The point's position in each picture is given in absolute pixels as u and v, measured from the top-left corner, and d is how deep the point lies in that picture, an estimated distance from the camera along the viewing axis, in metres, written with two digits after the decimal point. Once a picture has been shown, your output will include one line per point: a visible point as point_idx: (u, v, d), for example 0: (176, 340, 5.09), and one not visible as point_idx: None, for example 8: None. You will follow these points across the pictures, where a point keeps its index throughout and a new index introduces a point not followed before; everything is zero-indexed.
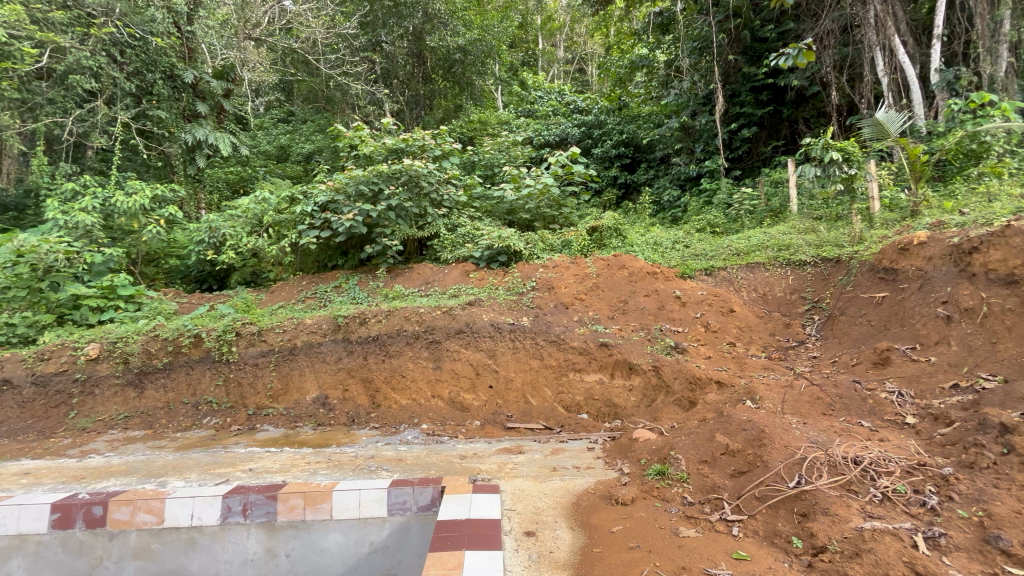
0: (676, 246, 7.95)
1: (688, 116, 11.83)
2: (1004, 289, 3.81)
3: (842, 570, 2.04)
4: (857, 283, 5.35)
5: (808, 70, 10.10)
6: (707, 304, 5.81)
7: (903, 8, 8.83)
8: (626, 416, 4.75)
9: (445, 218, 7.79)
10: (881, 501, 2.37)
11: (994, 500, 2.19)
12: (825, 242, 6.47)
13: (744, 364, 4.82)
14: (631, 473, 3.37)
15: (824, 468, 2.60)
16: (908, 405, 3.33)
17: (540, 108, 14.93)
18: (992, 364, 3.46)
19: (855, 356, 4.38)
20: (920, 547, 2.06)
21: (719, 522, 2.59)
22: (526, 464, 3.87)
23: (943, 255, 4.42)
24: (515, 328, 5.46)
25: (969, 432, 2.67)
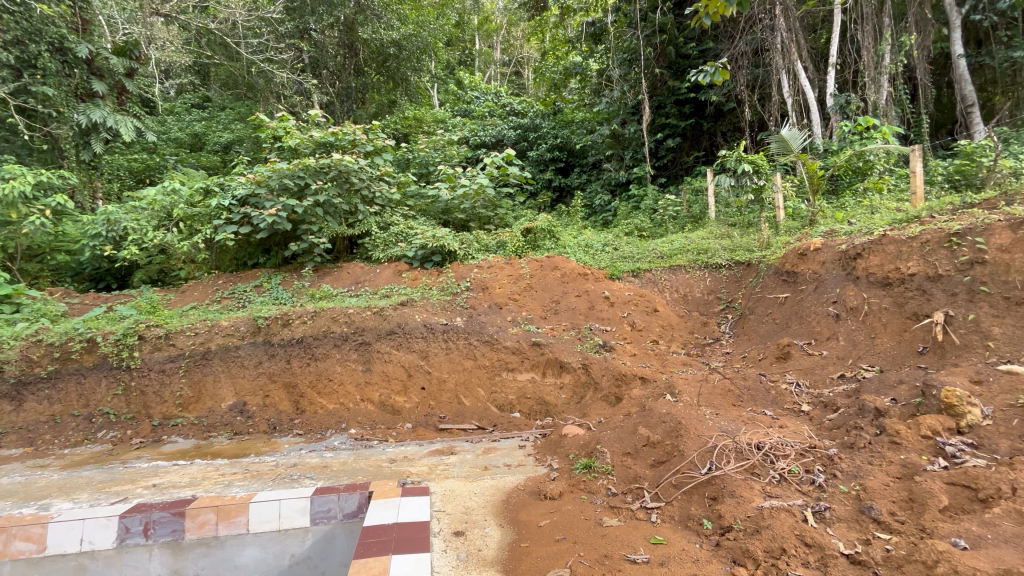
0: (605, 249, 8.32)
1: (619, 124, 12.30)
2: (882, 290, 4.26)
3: (743, 546, 2.23)
4: (765, 285, 5.86)
5: (725, 88, 10.91)
6: (633, 304, 6.12)
7: (805, 36, 9.73)
8: (557, 413, 4.87)
9: (377, 217, 7.60)
10: (779, 482, 2.61)
11: (869, 474, 2.47)
12: (738, 247, 7.03)
13: (666, 360, 5.11)
14: (559, 468, 3.48)
15: (731, 454, 2.82)
16: (804, 395, 3.71)
17: (476, 109, 15.00)
18: (871, 356, 3.91)
19: (761, 352, 4.79)
20: (809, 520, 2.29)
21: (640, 510, 2.75)
22: (457, 465, 3.86)
23: (834, 259, 4.93)
24: (448, 329, 5.41)
25: (851, 416, 3.01)
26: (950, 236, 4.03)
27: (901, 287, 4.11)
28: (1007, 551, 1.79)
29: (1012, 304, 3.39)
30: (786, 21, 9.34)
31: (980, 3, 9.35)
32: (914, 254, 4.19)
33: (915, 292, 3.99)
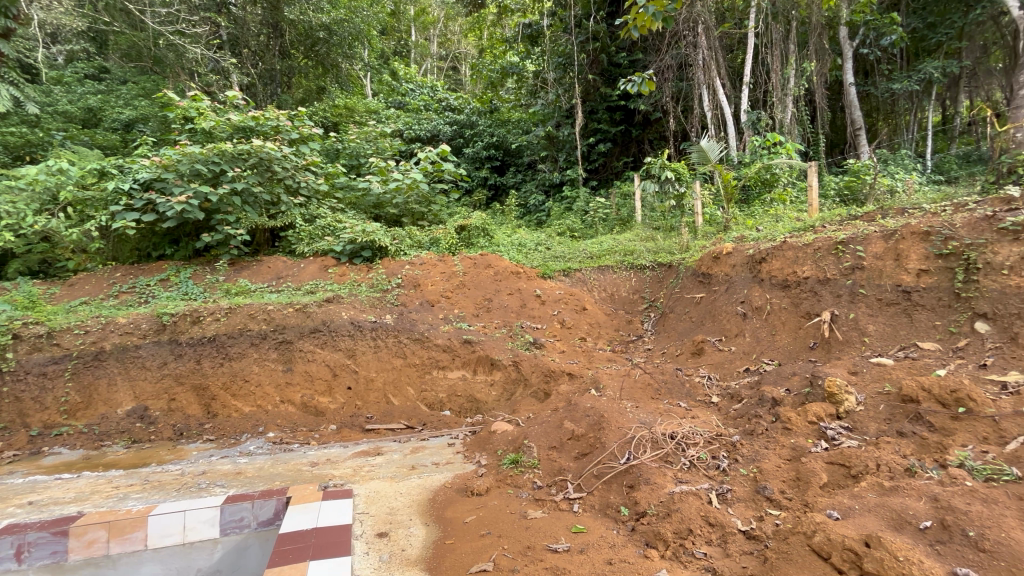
0: (538, 248, 8.51)
1: (553, 126, 12.58)
2: (781, 291, 4.63)
3: (655, 530, 2.39)
4: (683, 286, 6.26)
5: (652, 98, 11.49)
6: (563, 303, 6.30)
7: (724, 55, 10.45)
8: (487, 410, 4.91)
9: (302, 208, 7.23)
10: (689, 468, 2.82)
11: (764, 458, 2.73)
12: (661, 249, 7.43)
13: (592, 356, 5.33)
14: (487, 464, 3.52)
15: (648, 444, 3.00)
16: (714, 387, 4.02)
17: (411, 102, 14.74)
18: (771, 351, 4.28)
19: (678, 348, 5.13)
20: (713, 502, 2.49)
21: (563, 501, 2.86)
22: (383, 466, 3.78)
23: (742, 262, 5.34)
24: (376, 327, 5.26)
25: (752, 406, 3.31)
26: (836, 244, 4.39)
27: (797, 289, 4.48)
28: (869, 519, 1.97)
29: (884, 306, 3.81)
30: (707, 40, 9.98)
31: (868, 38, 10.48)
32: (808, 259, 4.55)
33: (808, 293, 4.37)
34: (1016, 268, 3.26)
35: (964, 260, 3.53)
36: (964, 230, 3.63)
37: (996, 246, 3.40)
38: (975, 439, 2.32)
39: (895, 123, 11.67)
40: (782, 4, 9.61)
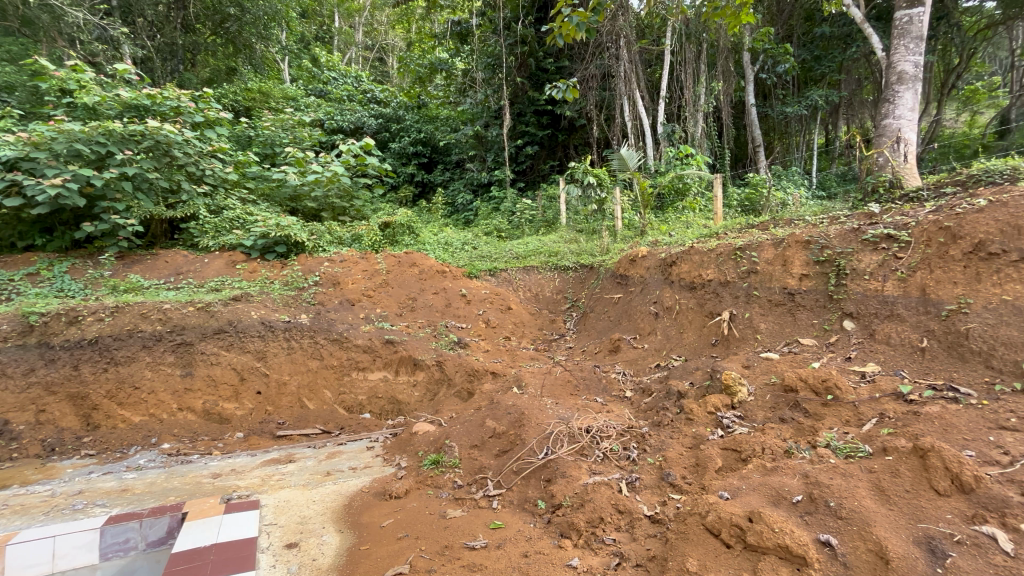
0: (464, 247, 8.52)
1: (482, 126, 12.68)
2: (688, 292, 4.99)
3: (569, 520, 2.51)
4: (603, 286, 6.55)
5: (577, 105, 11.87)
6: (489, 302, 6.36)
7: (643, 69, 11.06)
8: (409, 411, 4.81)
9: (206, 198, 6.64)
10: (602, 459, 2.97)
11: (669, 447, 2.95)
12: (583, 251, 7.71)
13: (516, 355, 5.42)
14: (407, 467, 3.48)
15: (565, 439, 3.12)
16: (627, 381, 4.27)
17: (333, 91, 14.06)
18: (678, 348, 4.61)
19: (597, 347, 5.39)
20: (622, 490, 2.65)
21: (482, 498, 2.91)
22: (295, 473, 3.59)
23: (655, 265, 5.68)
24: (290, 327, 4.97)
25: (660, 399, 3.57)
26: (735, 250, 4.70)
27: (702, 290, 4.83)
28: (753, 497, 2.20)
29: (773, 306, 4.11)
30: (628, 53, 10.50)
31: (766, 65, 11.60)
32: (711, 263, 4.88)
33: (711, 294, 4.71)
34: (875, 274, 3.56)
35: (835, 267, 3.82)
36: (836, 240, 3.93)
37: (860, 254, 3.71)
38: (839, 422, 2.65)
39: (788, 142, 13.02)
40: (694, 26, 10.34)
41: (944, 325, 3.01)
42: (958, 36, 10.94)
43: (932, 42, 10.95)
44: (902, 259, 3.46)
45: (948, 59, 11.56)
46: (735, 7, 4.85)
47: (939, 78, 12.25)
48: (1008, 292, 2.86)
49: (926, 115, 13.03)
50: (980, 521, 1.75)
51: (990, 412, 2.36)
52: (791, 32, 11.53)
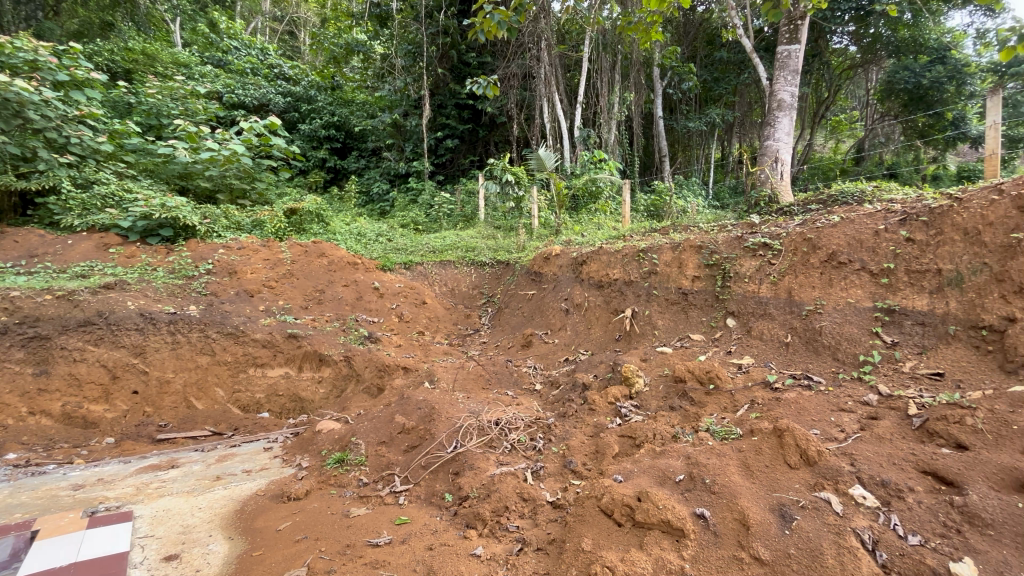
0: (378, 239, 8.30)
1: (401, 114, 12.42)
2: (596, 290, 5.26)
3: (474, 510, 2.57)
4: (518, 282, 6.68)
5: (498, 102, 11.99)
6: (403, 296, 6.24)
7: (563, 73, 11.40)
8: (313, 409, 4.57)
9: (71, 170, 5.77)
10: (510, 450, 3.06)
11: (572, 436, 3.12)
12: (500, 248, 7.74)
13: (429, 350, 5.31)
14: (309, 466, 3.34)
15: (474, 432, 3.17)
16: (537, 375, 4.43)
17: (234, 61, 12.84)
18: (586, 343, 4.87)
19: (510, 341, 5.52)
20: (527, 479, 2.77)
21: (388, 495, 2.89)
22: (178, 480, 3.27)
23: (567, 264, 5.89)
24: (175, 319, 4.48)
25: (567, 392, 3.76)
26: (639, 252, 4.98)
27: (609, 288, 5.10)
28: (642, 478, 2.41)
29: (669, 304, 4.46)
30: (548, 56, 10.76)
31: (673, 81, 12.53)
32: (617, 263, 5.16)
33: (616, 292, 4.99)
34: (753, 277, 3.98)
35: (722, 270, 4.21)
36: (723, 246, 4.31)
37: (742, 259, 4.12)
38: (718, 408, 2.96)
39: (690, 155, 13.99)
40: (611, 37, 10.85)
41: (804, 322, 3.47)
42: (828, 73, 12.64)
43: (808, 75, 12.51)
44: (775, 264, 3.89)
45: (819, 92, 13.27)
46: (646, 24, 5.19)
47: (812, 108, 14.01)
48: (851, 296, 3.37)
49: (802, 139, 14.85)
50: (819, 488, 2.06)
51: (834, 397, 2.78)
52: (695, 53, 12.54)
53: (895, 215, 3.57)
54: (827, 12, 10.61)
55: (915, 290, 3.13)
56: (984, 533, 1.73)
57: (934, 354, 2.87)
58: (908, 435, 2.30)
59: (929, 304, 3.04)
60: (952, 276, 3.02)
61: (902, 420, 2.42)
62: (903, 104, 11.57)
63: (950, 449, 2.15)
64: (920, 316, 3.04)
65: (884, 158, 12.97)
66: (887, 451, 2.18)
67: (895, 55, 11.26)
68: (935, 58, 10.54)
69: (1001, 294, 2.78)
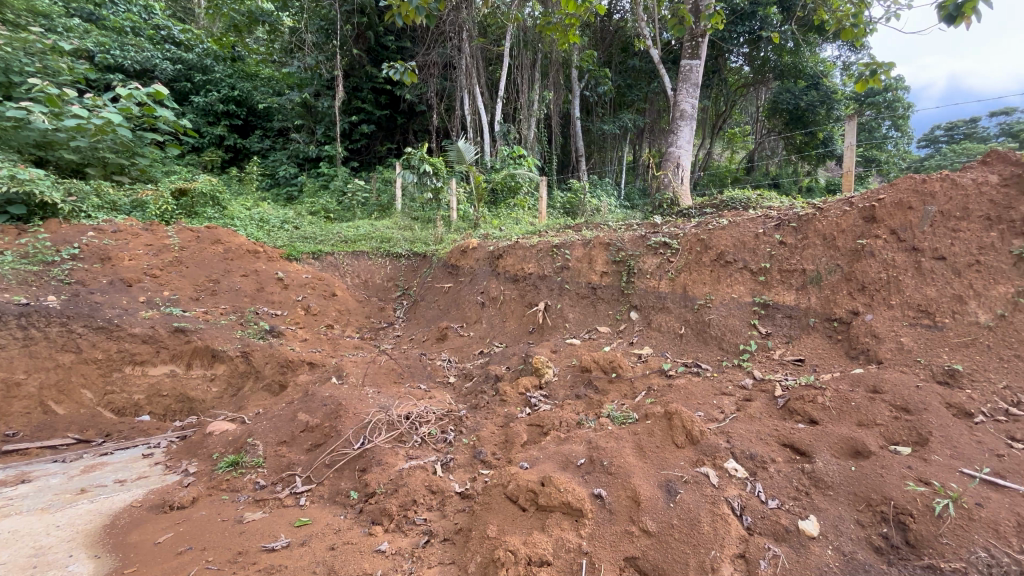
0: (283, 226, 7.78)
1: (311, 94, 11.72)
2: (510, 284, 5.31)
3: (382, 506, 2.54)
4: (434, 275, 6.57)
5: (417, 89, 11.71)
6: (310, 288, 5.90)
7: (484, 66, 11.33)
8: (204, 410, 4.17)
9: None
10: (420, 444, 3.05)
11: (482, 427, 3.17)
12: (417, 240, 7.56)
13: (338, 344, 5.06)
14: (197, 472, 3.08)
15: (383, 427, 3.12)
16: (451, 368, 4.40)
17: (109, 17, 11.16)
18: (500, 335, 4.95)
19: (424, 335, 5.46)
20: (436, 471, 2.78)
21: (288, 497, 2.77)
22: (31, 496, 2.84)
23: (483, 257, 5.89)
24: (27, 312, 3.91)
25: (479, 383, 3.80)
26: (552, 247, 5.10)
27: (523, 282, 5.19)
28: (547, 464, 2.52)
29: (580, 298, 4.64)
30: (469, 47, 10.68)
31: (589, 84, 13.03)
32: (532, 258, 5.25)
33: (531, 286, 5.09)
34: (654, 274, 4.25)
35: (627, 267, 4.44)
36: (629, 244, 4.55)
37: (645, 257, 4.37)
38: (619, 395, 3.17)
39: (604, 156, 14.63)
40: (532, 35, 11.01)
41: (695, 315, 3.81)
42: (726, 89, 13.89)
43: (709, 89, 13.65)
44: (673, 263, 4.17)
45: (718, 106, 14.52)
46: (564, 27, 5.37)
47: (711, 121, 15.31)
48: (735, 291, 3.73)
49: (702, 148, 16.18)
50: (700, 464, 2.29)
51: (718, 382, 3.10)
52: (610, 59, 13.13)
53: (772, 220, 3.99)
54: (725, 33, 11.64)
55: (785, 287, 3.56)
56: (826, 493, 2.02)
57: (798, 342, 3.30)
58: (774, 413, 2.63)
59: (795, 299, 3.47)
60: (814, 275, 3.47)
61: (770, 400, 2.76)
62: (785, 122, 13.07)
63: (805, 425, 2.49)
64: (787, 309, 3.47)
65: (769, 169, 14.55)
66: (756, 428, 2.48)
67: (779, 78, 12.63)
68: (811, 83, 12.01)
69: (849, 291, 3.26)
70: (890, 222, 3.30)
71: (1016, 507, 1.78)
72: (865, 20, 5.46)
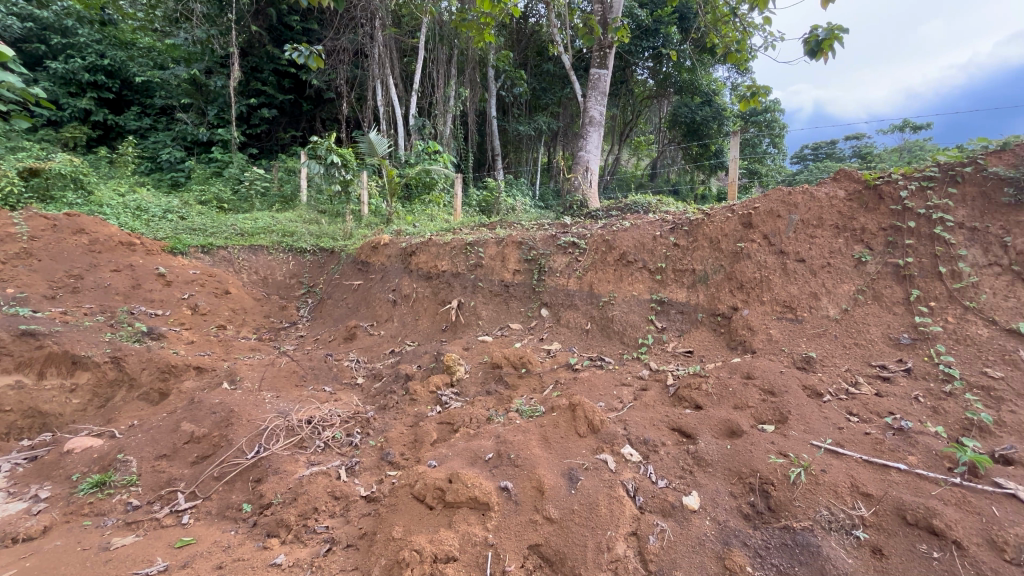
0: (166, 216, 6.98)
1: (202, 70, 10.64)
2: (424, 281, 5.21)
3: (279, 517, 2.40)
4: (342, 272, 6.25)
5: (325, 75, 11.08)
6: (198, 285, 5.36)
7: (398, 56, 10.97)
8: (62, 426, 3.56)
9: None
10: (322, 449, 2.93)
11: (391, 427, 3.10)
12: (324, 234, 7.17)
13: (231, 346, 4.62)
14: (51, 497, 2.68)
15: (281, 433, 2.95)
16: (360, 368, 4.22)
17: None
18: (412, 334, 4.85)
19: (331, 334, 5.20)
20: (340, 476, 2.68)
21: (168, 517, 2.52)
22: None
23: (396, 254, 5.71)
24: None
25: (389, 383, 3.71)
26: (466, 245, 5.08)
27: (436, 280, 5.12)
28: (455, 461, 2.54)
29: (493, 296, 4.68)
30: (382, 36, 10.28)
31: (506, 84, 13.18)
32: (446, 255, 5.18)
33: (444, 284, 5.03)
34: (563, 272, 4.41)
35: (538, 265, 4.55)
36: (541, 243, 4.67)
37: (555, 256, 4.51)
38: (528, 390, 3.26)
39: (520, 156, 14.89)
40: (447, 30, 10.86)
41: (600, 311, 4.02)
42: (632, 99, 14.79)
43: (617, 98, 14.45)
44: (581, 262, 4.36)
45: (626, 115, 15.43)
46: (480, 25, 5.42)
47: (619, 128, 16.19)
48: (635, 289, 4.00)
49: (611, 153, 17.08)
50: (600, 451, 2.44)
51: (619, 374, 3.31)
52: (526, 61, 13.40)
53: (668, 224, 4.32)
54: (632, 46, 12.41)
55: (678, 286, 3.88)
56: (706, 470, 2.26)
57: (689, 336, 3.62)
58: (666, 401, 2.88)
59: (686, 296, 3.81)
60: (702, 275, 3.82)
61: (663, 389, 3.01)
62: (683, 134, 14.22)
63: (691, 410, 2.75)
64: (680, 306, 3.79)
65: (669, 176, 15.73)
66: (651, 415, 2.69)
67: (679, 92, 13.70)
68: (705, 100, 13.20)
69: (730, 289, 3.63)
70: (763, 228, 3.71)
71: (851, 471, 2.11)
72: (747, 47, 6.12)
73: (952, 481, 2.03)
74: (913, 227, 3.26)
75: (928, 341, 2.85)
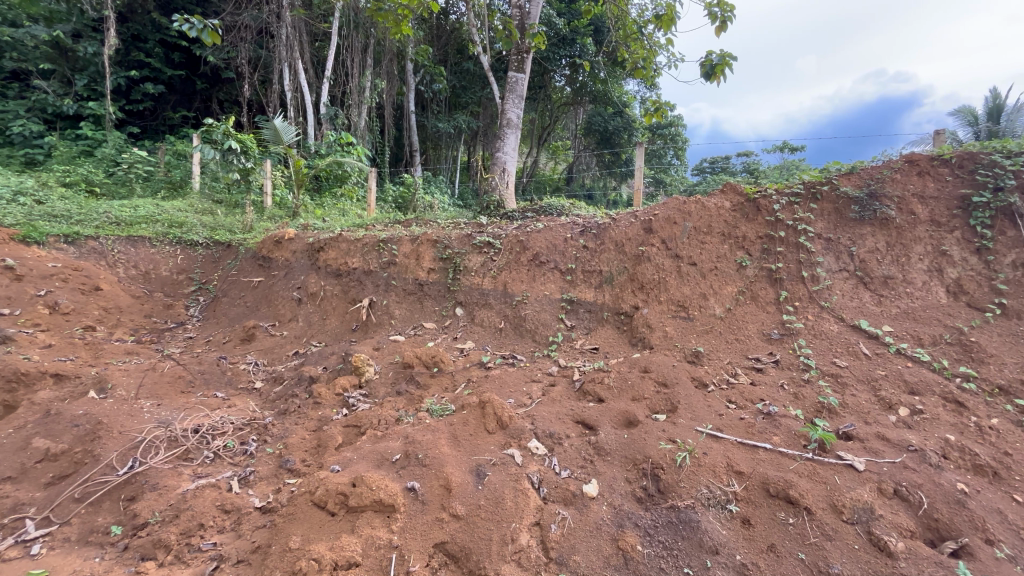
0: (16, 199, 5.99)
1: (68, 33, 9.27)
2: (332, 278, 4.96)
3: (157, 537, 2.18)
4: (240, 267, 5.76)
5: (222, 52, 10.13)
6: (59, 280, 4.68)
7: (309, 40, 10.32)
8: None
9: None
10: (211, 460, 2.71)
11: (291, 433, 2.92)
12: (219, 226, 6.56)
13: (101, 350, 4.06)
14: None
15: (161, 444, 2.68)
16: (259, 371, 3.91)
17: None
18: (319, 334, 4.60)
19: (226, 336, 4.77)
20: (232, 488, 2.50)
21: (12, 548, 2.18)
22: None
23: (302, 248, 5.37)
24: None
25: (291, 386, 3.50)
26: (379, 241, 4.88)
27: (346, 277, 4.89)
28: (360, 464, 2.47)
29: (406, 294, 4.56)
30: (290, 17, 9.59)
31: (425, 79, 12.92)
32: (357, 252, 4.96)
33: (355, 282, 4.82)
34: (478, 271, 4.41)
35: (454, 263, 4.51)
36: (456, 241, 4.63)
37: (470, 255, 4.50)
38: (440, 389, 3.25)
39: (439, 153, 14.69)
40: (363, 18, 10.40)
41: (514, 310, 4.10)
42: (550, 104, 15.21)
43: (535, 102, 14.78)
44: (495, 261, 4.39)
45: (544, 119, 15.83)
46: (397, 16, 5.24)
47: (537, 131, 16.57)
48: (547, 289, 4.12)
49: (529, 155, 17.44)
50: (508, 446, 2.50)
51: (530, 371, 3.39)
52: (446, 58, 13.23)
53: (579, 226, 4.49)
54: (549, 53, 12.74)
55: (587, 286, 4.08)
56: (604, 458, 2.41)
57: (596, 334, 3.82)
58: (571, 395, 3.02)
59: (594, 296, 4.01)
60: (607, 275, 4.04)
61: (570, 384, 3.16)
62: (597, 142, 14.92)
63: (594, 403, 2.92)
64: (588, 305, 3.98)
65: (584, 181, 16.40)
66: (557, 409, 2.80)
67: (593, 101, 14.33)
68: (617, 110, 13.95)
69: (632, 290, 3.88)
70: (662, 233, 3.99)
71: (727, 452, 2.38)
72: (654, 64, 6.55)
73: (806, 456, 2.35)
74: (783, 236, 3.71)
75: (793, 336, 3.28)
